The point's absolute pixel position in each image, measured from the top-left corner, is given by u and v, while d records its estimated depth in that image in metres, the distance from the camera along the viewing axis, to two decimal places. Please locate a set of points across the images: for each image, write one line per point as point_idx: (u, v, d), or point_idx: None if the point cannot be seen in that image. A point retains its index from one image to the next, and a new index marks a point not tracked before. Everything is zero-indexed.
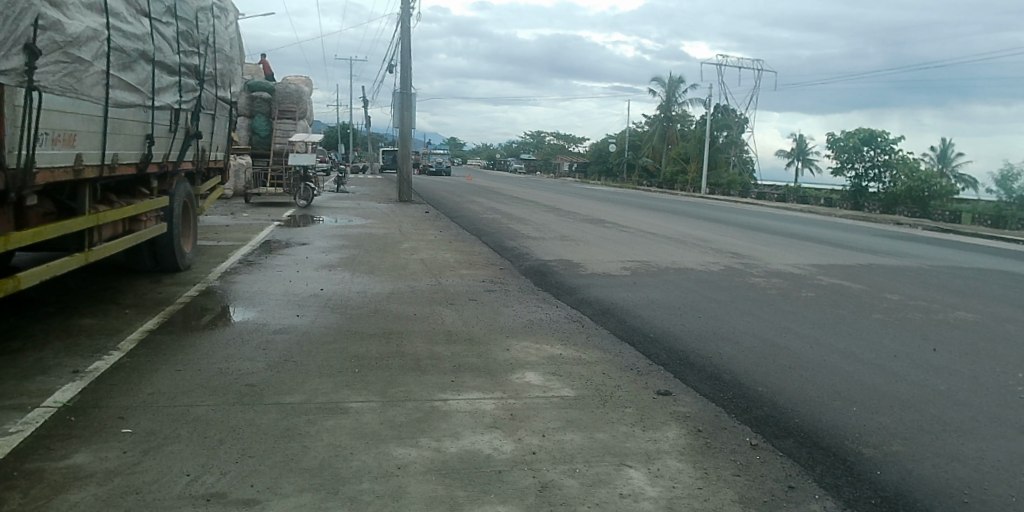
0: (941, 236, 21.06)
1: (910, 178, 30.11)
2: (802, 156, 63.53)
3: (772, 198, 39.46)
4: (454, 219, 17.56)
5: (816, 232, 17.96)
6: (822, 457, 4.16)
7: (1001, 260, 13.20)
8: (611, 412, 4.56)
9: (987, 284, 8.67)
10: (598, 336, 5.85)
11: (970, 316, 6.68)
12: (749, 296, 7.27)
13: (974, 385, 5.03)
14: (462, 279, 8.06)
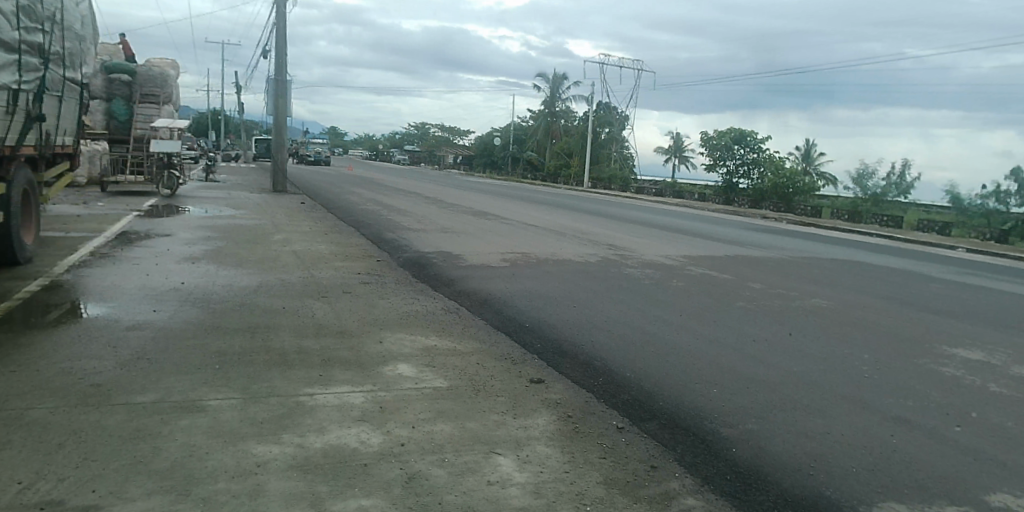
0: (800, 229, 22.74)
1: (777, 174, 32.26)
2: (680, 153, 66.76)
3: (649, 191, 41.19)
4: (332, 209, 17.17)
5: (688, 224, 18.94)
6: (684, 436, 4.36)
7: (848, 250, 14.46)
8: (483, 402, 4.56)
9: (836, 273, 9.41)
10: (474, 327, 5.88)
11: (824, 303, 7.20)
12: (625, 286, 7.50)
13: (823, 365, 5.43)
14: (336, 271, 7.87)
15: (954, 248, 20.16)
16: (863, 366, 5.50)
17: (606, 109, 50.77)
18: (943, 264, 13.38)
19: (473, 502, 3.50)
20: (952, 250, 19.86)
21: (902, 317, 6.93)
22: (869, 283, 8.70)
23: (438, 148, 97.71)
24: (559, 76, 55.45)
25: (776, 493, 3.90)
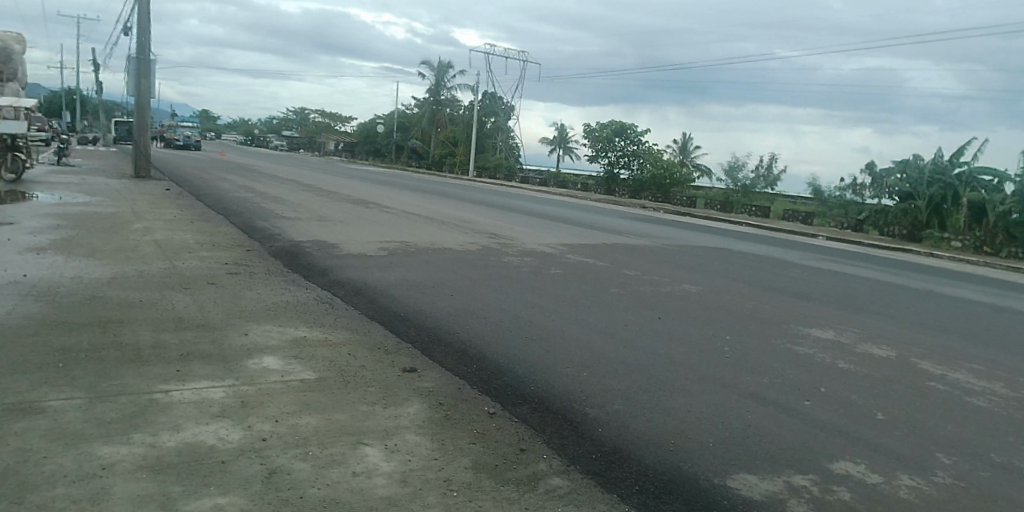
0: (676, 218, 23.90)
1: (655, 165, 33.58)
2: (564, 142, 68.16)
3: (533, 181, 42.01)
4: (200, 197, 16.35)
5: (569, 213, 19.50)
6: (553, 418, 4.46)
7: (715, 237, 15.45)
8: (352, 392, 4.48)
9: (703, 259, 9.98)
10: (347, 317, 5.79)
11: (692, 288, 7.60)
12: (506, 274, 7.61)
13: (687, 346, 5.72)
14: (201, 261, 7.49)
15: (813, 237, 21.98)
16: (725, 346, 5.85)
17: (491, 99, 51.46)
18: (798, 250, 14.56)
19: (338, 495, 3.43)
20: (810, 238, 21.66)
21: (762, 300, 7.46)
22: (733, 269, 9.27)
23: (319, 134, 94.72)
24: (444, 64, 55.36)
25: (638, 469, 4.09)
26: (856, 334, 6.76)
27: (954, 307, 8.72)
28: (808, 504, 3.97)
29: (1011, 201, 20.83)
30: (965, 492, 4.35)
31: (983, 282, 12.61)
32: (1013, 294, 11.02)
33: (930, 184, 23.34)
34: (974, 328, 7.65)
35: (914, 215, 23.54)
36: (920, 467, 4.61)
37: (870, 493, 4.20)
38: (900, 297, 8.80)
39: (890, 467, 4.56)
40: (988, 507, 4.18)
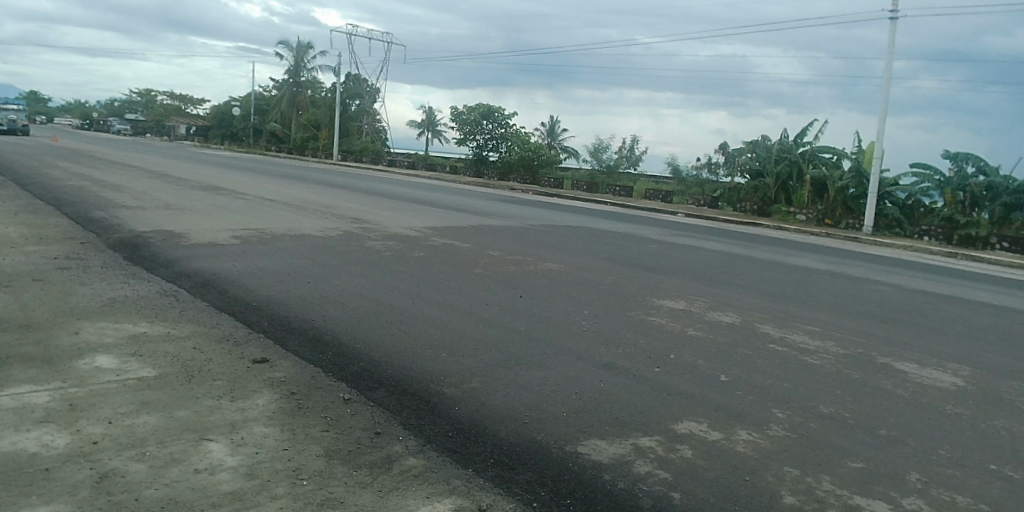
0: (547, 200, 24.52)
1: (522, 147, 34.27)
2: (432, 126, 68.54)
3: (400, 164, 41.78)
4: (24, 186, 14.97)
5: (435, 196, 19.58)
6: (409, 400, 4.50)
7: (576, 217, 16.12)
8: (196, 388, 4.30)
9: (562, 239, 10.38)
10: (194, 310, 5.56)
11: (552, 267, 7.89)
12: (369, 259, 7.59)
13: (544, 323, 5.97)
14: (26, 257, 6.88)
15: (674, 214, 23.29)
16: (580, 321, 6.14)
17: (354, 81, 50.89)
18: (658, 227, 15.41)
19: (176, 493, 3.29)
20: (671, 215, 22.95)
21: (622, 275, 7.85)
22: (591, 247, 9.70)
23: (172, 118, 89.04)
24: (303, 45, 53.76)
25: (493, 443, 4.20)
26: (706, 303, 7.25)
27: (795, 274, 9.47)
28: (653, 464, 4.25)
29: (848, 176, 23.04)
30: (793, 441, 4.83)
31: (816, 251, 13.99)
32: (841, 260, 12.28)
33: (777, 163, 25.46)
34: (810, 293, 8.43)
35: (764, 192, 25.50)
36: (757, 422, 5.05)
37: (710, 449, 4.56)
38: (746, 267, 9.54)
39: (729, 423, 4.97)
40: (812, 454, 4.66)
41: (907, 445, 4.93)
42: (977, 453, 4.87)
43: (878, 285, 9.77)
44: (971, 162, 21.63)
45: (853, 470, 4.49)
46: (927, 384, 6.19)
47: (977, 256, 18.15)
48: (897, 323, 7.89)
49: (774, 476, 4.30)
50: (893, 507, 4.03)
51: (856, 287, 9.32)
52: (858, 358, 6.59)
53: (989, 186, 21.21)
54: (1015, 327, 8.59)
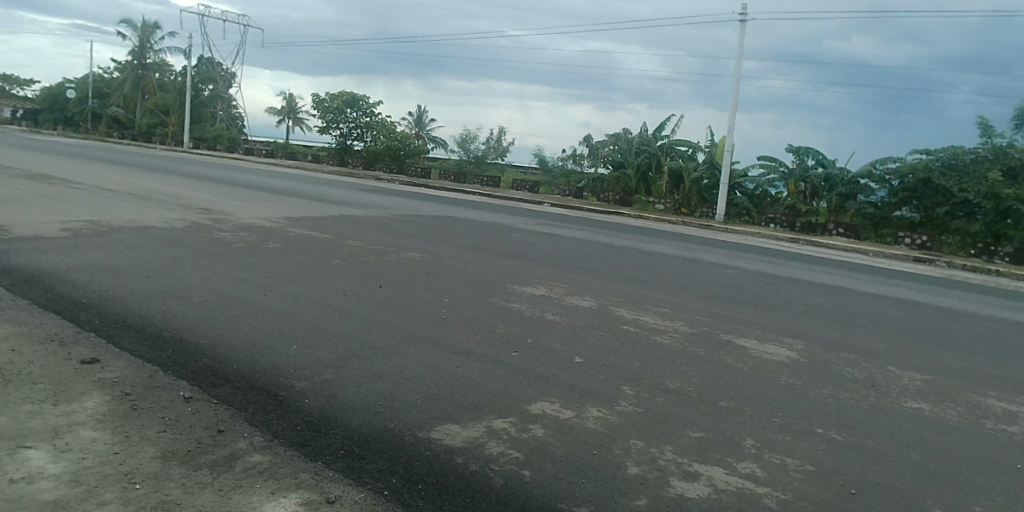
0: (418, 191, 24.35)
1: (389, 137, 34.12)
2: (292, 115, 66.54)
3: (259, 152, 40.09)
4: None
5: (293, 186, 19.04)
6: (256, 396, 4.41)
7: (438, 207, 16.31)
8: (12, 393, 3.98)
9: (422, 233, 10.54)
10: (14, 310, 5.13)
11: (413, 263, 8.02)
12: (220, 255, 7.34)
13: (401, 318, 6.08)
14: None
15: (540, 204, 23.97)
16: (438, 313, 6.31)
17: (207, 65, 48.22)
18: (521, 218, 15.89)
19: None
20: (538, 205, 23.60)
21: (484, 271, 8.10)
22: (452, 241, 9.90)
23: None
24: (149, 24, 50.15)
25: (344, 434, 4.18)
26: (564, 289, 7.75)
27: (651, 258, 10.36)
28: (506, 444, 4.40)
29: (702, 169, 25.26)
30: (641, 415, 5.16)
31: (670, 238, 14.92)
32: (690, 246, 13.23)
33: (638, 155, 26.90)
34: (666, 278, 9.07)
35: (626, 182, 26.74)
36: (607, 399, 5.34)
37: (563, 427, 4.79)
38: (607, 256, 10.06)
39: (582, 402, 5.23)
40: (657, 426, 5.00)
41: (742, 413, 5.40)
42: (802, 418, 5.44)
43: (726, 268, 10.59)
44: (810, 156, 24.14)
45: (694, 439, 4.87)
46: (764, 357, 6.79)
47: (816, 241, 20.07)
48: (742, 302, 8.56)
49: (622, 448, 4.58)
50: (727, 470, 4.42)
51: (705, 271, 10.05)
52: (704, 335, 7.12)
53: (827, 177, 23.88)
54: (839, 303, 9.61)
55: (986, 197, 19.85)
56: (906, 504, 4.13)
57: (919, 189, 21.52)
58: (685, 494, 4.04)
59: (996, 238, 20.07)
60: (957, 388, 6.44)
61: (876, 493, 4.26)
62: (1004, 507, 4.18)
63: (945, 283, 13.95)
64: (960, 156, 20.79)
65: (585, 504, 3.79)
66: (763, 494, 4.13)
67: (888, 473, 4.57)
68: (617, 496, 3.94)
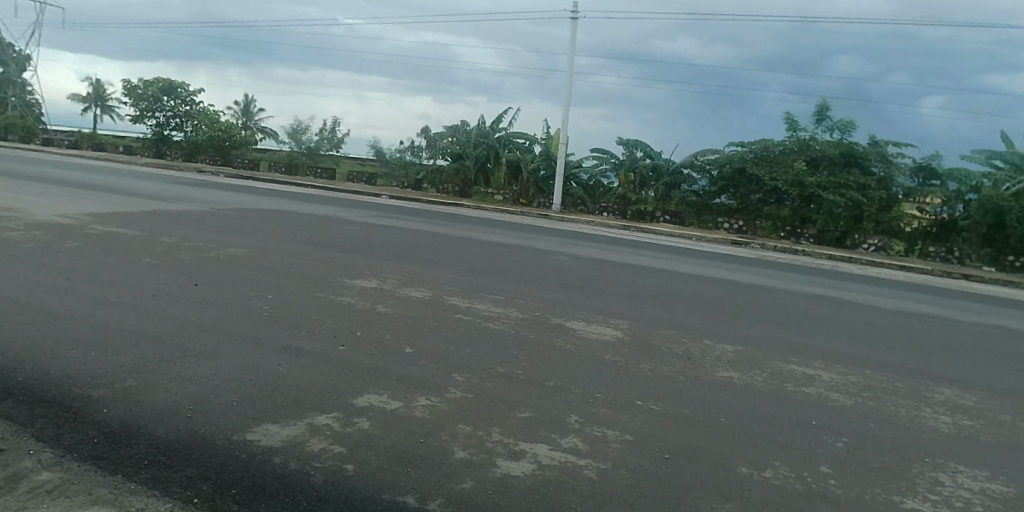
0: (251, 184, 23.18)
1: (211, 127, 32.63)
2: (102, 101, 60.98)
3: (61, 143, 36.43)
4: None
5: (99, 179, 17.58)
6: (46, 410, 4.12)
7: (261, 200, 15.83)
8: None
9: (243, 230, 10.27)
10: None
11: (237, 267, 7.82)
12: (12, 259, 6.76)
13: (218, 322, 5.97)
14: None
15: (378, 197, 23.79)
16: (259, 316, 6.29)
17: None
18: (355, 211, 15.81)
19: None
20: (375, 197, 23.42)
21: (314, 274, 8.04)
22: (278, 240, 9.73)
23: None
24: None
25: (148, 443, 3.98)
26: (397, 280, 8.39)
27: (489, 249, 11.55)
28: (328, 440, 4.33)
29: (539, 160, 26.58)
30: (470, 401, 5.23)
31: (509, 230, 15.38)
32: (526, 237, 13.82)
33: (476, 147, 27.70)
34: (501, 267, 9.88)
35: (465, 173, 27.54)
36: (437, 388, 5.40)
37: (388, 418, 4.77)
38: (444, 253, 10.62)
39: (410, 392, 5.26)
40: (484, 411, 5.05)
41: (568, 391, 5.57)
42: (623, 391, 5.65)
43: (559, 255, 11.63)
44: (638, 148, 25.84)
45: (521, 419, 4.97)
46: (590, 336, 7.16)
47: (647, 229, 21.59)
48: (571, 286, 9.25)
49: (449, 435, 4.59)
50: (551, 447, 4.52)
51: (536, 262, 10.64)
52: (534, 320, 7.44)
53: (654, 168, 25.87)
54: (663, 285, 10.33)
55: (794, 185, 22.36)
56: (711, 463, 4.39)
57: (736, 179, 23.76)
58: (509, 473, 4.10)
59: (801, 221, 22.81)
60: (762, 356, 7.09)
61: (687, 455, 4.49)
62: (796, 458, 4.52)
63: (757, 263, 15.43)
64: (771, 148, 23.47)
65: (409, 492, 3.80)
66: (584, 466, 4.25)
67: (698, 435, 4.84)
68: (442, 481, 3.95)
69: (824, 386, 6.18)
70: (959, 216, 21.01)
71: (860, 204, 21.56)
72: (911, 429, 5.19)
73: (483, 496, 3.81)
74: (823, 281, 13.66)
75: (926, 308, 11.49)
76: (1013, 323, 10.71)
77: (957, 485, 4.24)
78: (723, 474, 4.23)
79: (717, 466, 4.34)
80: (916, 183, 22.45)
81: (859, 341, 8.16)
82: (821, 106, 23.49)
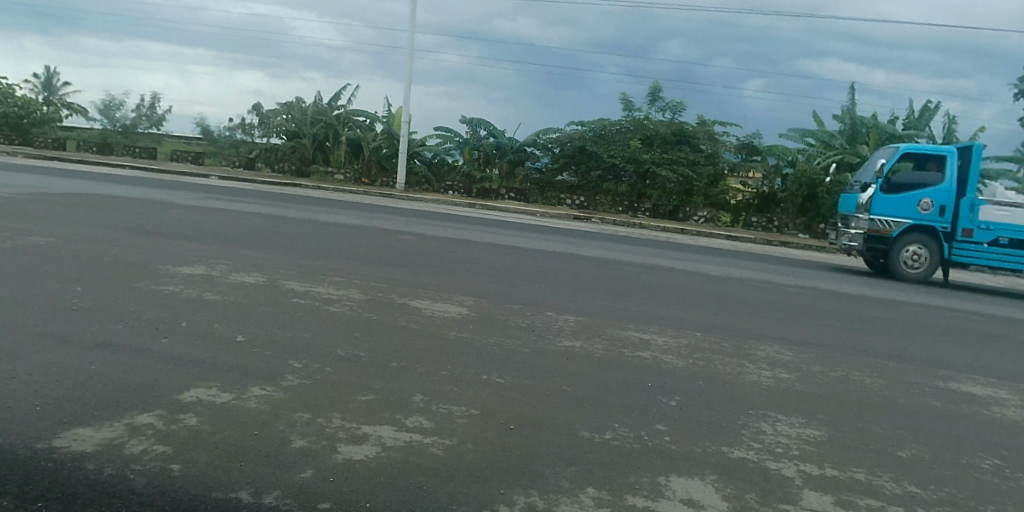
0: (55, 165, 20.67)
1: (4, 102, 28.72)
2: None
3: None
4: None
5: None
6: None
7: (68, 182, 14.22)
8: None
9: (45, 216, 9.15)
10: None
11: (39, 258, 6.98)
12: None
13: (15, 322, 5.29)
14: None
15: (210, 178, 22.16)
16: (67, 312, 5.67)
17: None
18: (181, 193, 14.63)
19: None
20: (206, 179, 21.79)
21: (133, 262, 7.34)
22: (88, 227, 8.79)
23: None
24: None
25: None
26: (228, 266, 7.85)
27: (330, 230, 11.14)
28: (151, 441, 3.92)
29: (380, 138, 25.98)
30: (310, 387, 4.93)
31: (353, 211, 14.92)
32: (370, 217, 13.52)
33: (313, 124, 26.58)
34: (344, 249, 9.59)
35: (302, 152, 26.47)
36: (273, 376, 5.06)
37: (219, 412, 4.40)
38: (282, 236, 10.12)
39: (243, 383, 4.89)
40: (324, 397, 4.77)
41: (412, 372, 5.42)
42: (469, 369, 5.61)
43: (403, 235, 11.50)
44: (482, 127, 26.03)
45: (364, 402, 4.74)
46: (435, 315, 7.12)
47: (494, 206, 21.90)
48: (418, 265, 9.20)
49: (287, 424, 4.29)
50: (396, 427, 4.35)
51: (380, 242, 10.46)
52: (378, 302, 7.27)
53: (497, 146, 26.21)
54: (510, 262, 10.53)
55: (630, 161, 23.84)
56: (556, 431, 4.45)
57: (576, 156, 24.88)
58: (352, 458, 3.88)
59: (638, 196, 24.12)
60: (600, 324, 7.45)
61: (532, 426, 4.51)
62: (634, 420, 4.70)
63: (599, 237, 16.19)
64: (608, 127, 24.76)
65: (243, 486, 3.50)
66: (430, 444, 4.12)
67: (544, 406, 4.89)
68: (280, 472, 3.68)
69: (656, 350, 6.62)
70: (776, 189, 23.09)
71: (691, 180, 23.34)
72: (736, 386, 5.62)
73: (324, 483, 3.58)
74: (658, 252, 14.60)
75: (746, 273, 12.66)
76: (818, 283, 12.06)
77: (777, 432, 4.60)
78: (568, 441, 4.30)
79: (561, 433, 4.42)
80: (739, 158, 24.92)
81: (689, 306, 8.79)
82: (654, 88, 25.04)
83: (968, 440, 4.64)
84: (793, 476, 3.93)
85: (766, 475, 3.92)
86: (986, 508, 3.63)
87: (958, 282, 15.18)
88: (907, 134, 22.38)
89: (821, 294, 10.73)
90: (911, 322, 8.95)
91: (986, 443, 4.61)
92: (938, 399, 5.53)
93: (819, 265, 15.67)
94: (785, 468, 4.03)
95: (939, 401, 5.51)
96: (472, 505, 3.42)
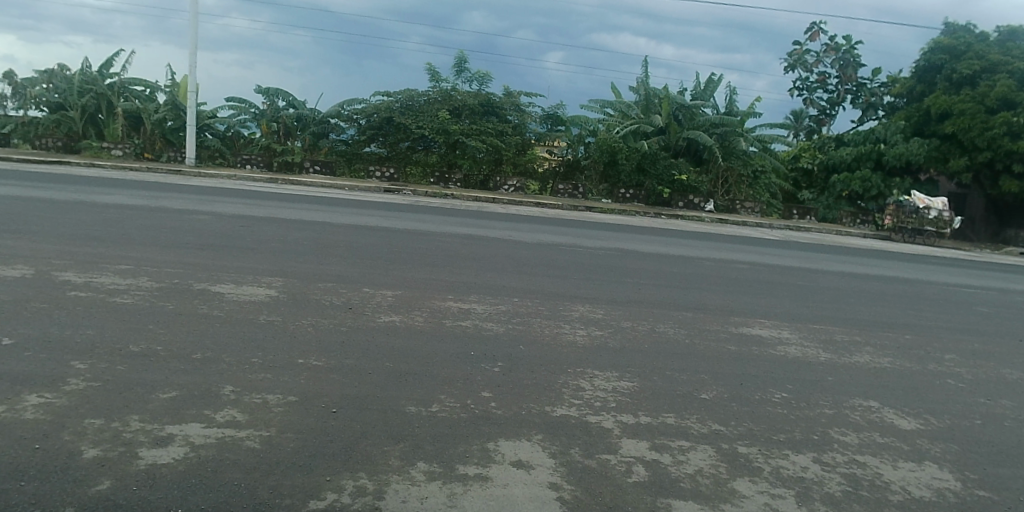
0: None
1: None
2: None
3: None
4: None
5: None
6: None
7: None
8: None
9: None
10: None
11: None
12: None
13: None
14: None
15: None
16: None
17: None
18: None
19: None
20: None
21: None
22: None
23: None
24: None
25: None
26: None
27: (106, 212, 9.83)
28: None
29: (164, 109, 23.40)
30: (98, 390, 4.30)
31: (135, 189, 13.32)
32: (160, 196, 12.22)
33: (82, 95, 23.33)
34: (129, 234, 8.51)
35: (70, 126, 23.09)
36: (52, 381, 4.34)
37: None
38: (48, 221, 8.74)
39: (11, 392, 4.13)
40: (115, 399, 4.19)
41: (221, 362, 4.96)
42: (284, 354, 5.27)
43: (198, 215, 10.47)
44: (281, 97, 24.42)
45: (165, 400, 4.24)
46: (242, 299, 6.58)
47: (301, 181, 20.74)
48: (218, 248, 8.42)
49: (73, 433, 3.70)
50: (205, 424, 3.95)
51: (172, 223, 9.54)
52: (174, 289, 6.57)
53: (298, 118, 24.72)
54: (324, 238, 10.07)
55: (439, 133, 23.74)
56: (382, 409, 4.34)
57: (383, 127, 24.52)
58: (157, 462, 3.46)
59: (449, 165, 24.32)
60: (421, 298, 7.37)
61: (357, 407, 4.34)
62: (458, 391, 4.71)
63: (412, 209, 16.03)
64: (416, 98, 24.56)
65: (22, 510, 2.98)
66: (246, 438, 3.80)
67: (369, 385, 4.73)
68: (70, 488, 3.18)
69: (479, 318, 6.73)
70: (580, 156, 24.82)
71: (499, 149, 23.92)
72: (556, 347, 5.86)
73: (126, 493, 3.16)
74: (473, 222, 14.78)
75: (557, 238, 13.21)
76: (621, 244, 12.98)
77: (594, 388, 4.88)
78: (394, 418, 4.20)
79: (387, 411, 4.30)
80: (545, 128, 26.05)
81: (508, 274, 9.04)
82: (459, 59, 25.12)
83: (757, 377, 5.28)
84: (612, 426, 4.19)
85: (588, 429, 4.14)
86: (776, 436, 4.16)
87: (737, 236, 17.21)
88: (694, 105, 24.81)
89: (624, 254, 11.58)
90: (700, 275, 9.99)
91: (770, 378, 5.28)
92: (731, 344, 6.22)
93: (622, 227, 16.86)
94: (604, 420, 4.28)
95: (731, 344, 6.22)
96: (299, 497, 3.22)
